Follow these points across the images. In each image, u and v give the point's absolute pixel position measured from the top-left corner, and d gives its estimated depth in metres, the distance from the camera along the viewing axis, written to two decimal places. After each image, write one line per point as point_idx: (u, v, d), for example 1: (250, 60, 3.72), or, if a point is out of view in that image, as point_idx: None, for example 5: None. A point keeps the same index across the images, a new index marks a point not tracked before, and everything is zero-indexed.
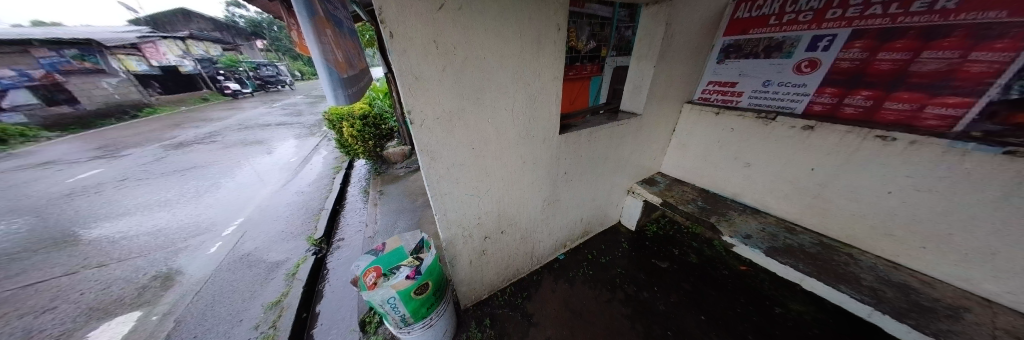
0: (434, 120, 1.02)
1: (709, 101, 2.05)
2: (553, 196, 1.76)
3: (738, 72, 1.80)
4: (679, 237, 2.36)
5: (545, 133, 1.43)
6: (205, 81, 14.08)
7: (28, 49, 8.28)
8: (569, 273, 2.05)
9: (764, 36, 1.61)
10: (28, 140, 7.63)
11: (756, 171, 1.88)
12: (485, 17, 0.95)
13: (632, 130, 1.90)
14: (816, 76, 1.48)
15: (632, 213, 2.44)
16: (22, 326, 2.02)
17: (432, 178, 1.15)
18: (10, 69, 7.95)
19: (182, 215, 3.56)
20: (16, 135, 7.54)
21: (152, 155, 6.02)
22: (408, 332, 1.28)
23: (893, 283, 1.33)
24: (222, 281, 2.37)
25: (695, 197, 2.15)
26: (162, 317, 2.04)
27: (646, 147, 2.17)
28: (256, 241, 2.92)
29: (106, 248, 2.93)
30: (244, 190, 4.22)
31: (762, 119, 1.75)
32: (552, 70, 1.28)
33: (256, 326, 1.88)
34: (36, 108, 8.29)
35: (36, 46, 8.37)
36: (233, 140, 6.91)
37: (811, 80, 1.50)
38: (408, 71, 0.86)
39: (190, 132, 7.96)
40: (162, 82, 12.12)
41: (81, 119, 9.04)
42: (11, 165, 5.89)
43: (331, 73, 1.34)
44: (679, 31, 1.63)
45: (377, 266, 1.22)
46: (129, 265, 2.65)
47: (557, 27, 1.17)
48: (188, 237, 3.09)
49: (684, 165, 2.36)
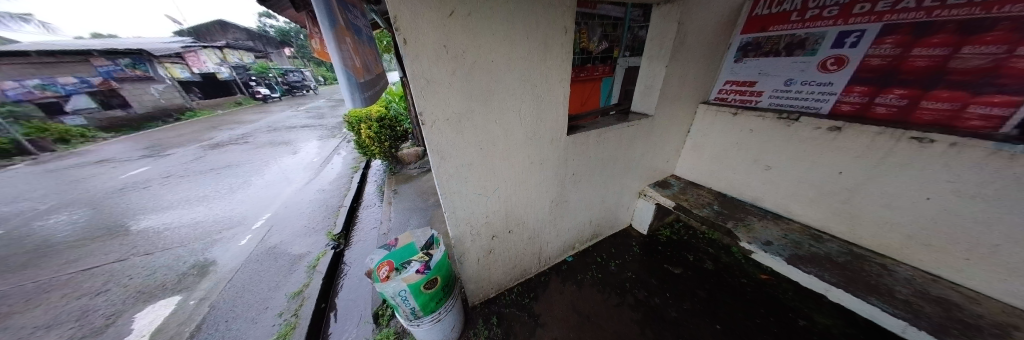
0: (444, 122, 1.07)
1: (727, 101, 1.98)
2: (562, 196, 1.76)
3: (758, 71, 1.73)
4: (694, 243, 2.28)
5: (553, 134, 1.44)
6: (239, 87, 15.25)
7: (89, 59, 9.40)
8: (578, 276, 2.03)
9: (785, 33, 1.54)
10: (87, 140, 8.60)
11: (778, 174, 1.79)
12: (493, 22, 0.98)
13: (643, 132, 1.87)
14: (844, 74, 1.39)
15: (643, 216, 2.39)
16: (83, 304, 2.29)
17: (441, 177, 1.20)
18: (72, 76, 9.12)
19: (217, 209, 3.87)
20: (77, 135, 8.55)
21: (193, 154, 6.61)
22: (418, 325, 1.33)
23: (932, 297, 1.22)
24: (250, 271, 2.55)
25: (711, 201, 2.07)
26: (199, 302, 2.24)
27: (658, 149, 2.13)
28: (282, 235, 3.12)
29: (154, 237, 3.26)
30: (272, 187, 4.52)
31: (783, 120, 1.66)
32: (559, 71, 1.29)
33: (281, 313, 2.02)
34: (95, 111, 9.55)
35: (94, 56, 9.45)
36: (263, 141, 7.44)
37: (837, 78, 1.41)
38: (420, 75, 0.92)
39: (225, 133, 8.66)
40: (201, 87, 13.54)
41: (132, 122, 10.08)
42: (73, 162, 6.66)
43: (350, 77, 1.43)
44: (692, 30, 1.59)
45: (390, 260, 1.28)
46: (171, 254, 2.92)
47: (564, 29, 1.18)
48: (222, 229, 3.36)
49: (700, 168, 2.28)
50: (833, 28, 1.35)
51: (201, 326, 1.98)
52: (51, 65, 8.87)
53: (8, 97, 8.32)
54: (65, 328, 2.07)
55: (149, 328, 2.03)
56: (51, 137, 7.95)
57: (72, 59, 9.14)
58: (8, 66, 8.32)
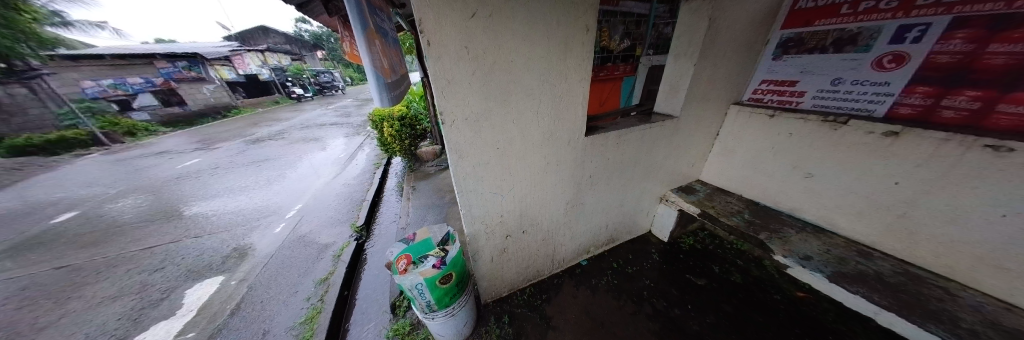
0: (463, 121, 1.09)
1: (763, 102, 1.83)
2: (577, 199, 1.73)
3: (800, 70, 1.59)
4: (720, 253, 2.13)
5: (570, 135, 1.42)
6: (277, 87, 16.60)
7: (152, 61, 10.62)
8: (592, 280, 1.98)
9: (833, 28, 1.40)
10: (149, 133, 9.84)
11: (820, 183, 1.63)
12: (513, 22, 0.98)
13: (667, 134, 1.78)
14: (903, 72, 1.23)
15: (664, 222, 2.28)
16: (146, 278, 2.61)
17: (458, 176, 1.22)
18: (139, 77, 10.32)
19: (256, 199, 4.24)
20: (142, 130, 9.78)
21: (237, 148, 7.29)
22: (432, 318, 1.37)
23: (1008, 329, 1.05)
24: (283, 257, 2.77)
25: (742, 210, 1.94)
26: (238, 283, 2.47)
27: (683, 152, 2.02)
28: (311, 225, 3.35)
29: (203, 222, 3.63)
30: (303, 180, 4.87)
31: (829, 123, 1.51)
32: (579, 71, 1.26)
33: (308, 298, 2.17)
34: (156, 108, 10.79)
35: (157, 59, 10.68)
36: (297, 137, 8.03)
37: (896, 78, 1.26)
38: (441, 76, 0.94)
39: (264, 130, 9.46)
40: (245, 87, 14.87)
41: (187, 118, 11.37)
42: (140, 153, 7.61)
43: (378, 78, 1.51)
44: (724, 27, 1.49)
45: (408, 254, 1.33)
46: (217, 237, 3.25)
47: (586, 28, 1.15)
48: (260, 217, 3.68)
49: (729, 173, 2.14)
50: (892, 21, 1.21)
51: (240, 305, 2.19)
52: (122, 67, 10.06)
53: (87, 95, 9.50)
54: (132, 297, 2.38)
55: (198, 303, 2.27)
56: (121, 130, 9.16)
57: (138, 61, 10.32)
58: (87, 67, 9.52)
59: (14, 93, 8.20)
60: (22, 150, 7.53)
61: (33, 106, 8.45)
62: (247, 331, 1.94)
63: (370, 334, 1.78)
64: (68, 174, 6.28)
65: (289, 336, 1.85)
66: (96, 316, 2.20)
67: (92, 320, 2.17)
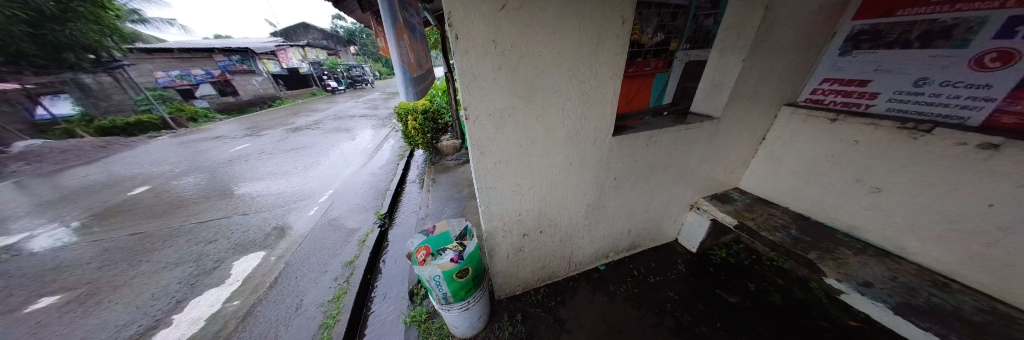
0: (486, 117, 1.07)
1: (823, 104, 1.60)
2: (599, 201, 1.65)
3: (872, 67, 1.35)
4: (758, 270, 1.94)
5: (596, 135, 1.35)
6: (315, 80, 17.91)
7: (212, 56, 12.09)
8: (611, 286, 1.90)
9: (921, 19, 1.16)
10: (208, 120, 11.13)
11: (890, 200, 1.41)
12: (543, 15, 0.94)
13: (705, 137, 1.63)
14: (1010, 73, 0.97)
15: (694, 232, 2.12)
16: (202, 248, 2.97)
17: (479, 171, 1.22)
18: (201, 69, 11.75)
19: (294, 183, 4.63)
20: (203, 116, 11.10)
21: (279, 136, 8.00)
22: (448, 310, 1.39)
23: None
24: (315, 238, 3.00)
25: (788, 225, 1.74)
26: (277, 258, 2.72)
27: (721, 157, 1.85)
28: (340, 210, 3.58)
29: (250, 201, 4.04)
30: (335, 168, 5.22)
31: (908, 131, 1.28)
32: (611, 66, 1.18)
33: (335, 278, 2.34)
34: (213, 97, 12.09)
35: (215, 52, 12.17)
36: (330, 127, 8.61)
37: (997, 79, 1.01)
38: (468, 70, 0.93)
39: (303, 119, 10.27)
40: (288, 80, 16.23)
41: (239, 107, 12.70)
42: (201, 137, 8.64)
43: (405, 72, 1.55)
44: (781, 18, 1.31)
45: (428, 245, 1.34)
46: (261, 216, 3.60)
47: (621, 19, 1.06)
48: (297, 200, 4.01)
49: (774, 182, 1.93)
50: (999, 10, 0.96)
51: (278, 279, 2.41)
52: (187, 60, 11.45)
53: (160, 84, 10.90)
54: (191, 265, 2.71)
55: (243, 274, 2.54)
56: (184, 116, 10.54)
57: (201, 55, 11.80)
58: (159, 59, 10.86)
59: (102, 81, 9.23)
60: (107, 131, 8.72)
61: (115, 92, 9.49)
62: (282, 305, 2.13)
63: (389, 318, 1.87)
64: (146, 153, 7.31)
65: (318, 312, 2.00)
66: (163, 278, 2.55)
67: (160, 281, 2.52)
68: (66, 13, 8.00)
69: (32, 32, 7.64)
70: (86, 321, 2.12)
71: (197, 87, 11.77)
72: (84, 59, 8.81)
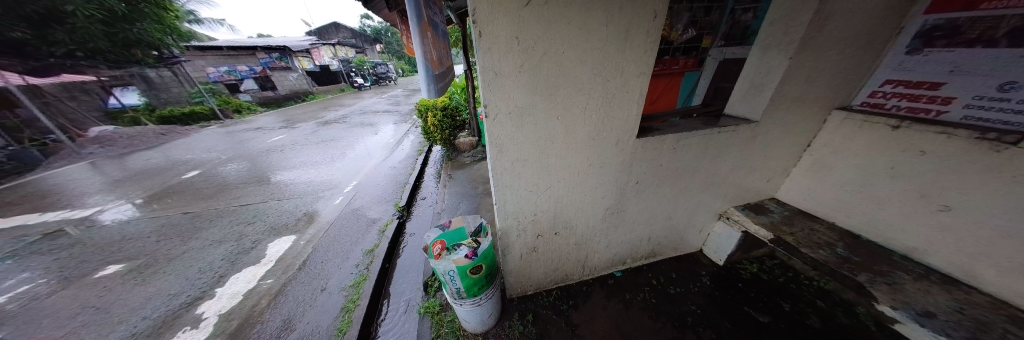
0: (506, 115, 1.06)
1: (885, 108, 1.40)
2: (619, 205, 1.59)
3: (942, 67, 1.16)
4: (795, 289, 1.76)
5: (619, 136, 1.30)
6: (344, 76, 18.97)
7: (255, 53, 13.40)
8: (627, 295, 1.82)
9: (1006, 14, 0.96)
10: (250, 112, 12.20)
11: (964, 221, 1.21)
12: (569, 10, 0.90)
13: (741, 141, 1.51)
14: None
15: (721, 242, 1.98)
16: (241, 229, 3.25)
17: (496, 170, 1.21)
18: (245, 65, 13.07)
19: (323, 173, 4.94)
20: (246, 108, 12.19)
21: (311, 128, 8.55)
22: (460, 304, 1.41)
23: None
24: (340, 226, 3.17)
25: (833, 242, 1.57)
26: (306, 243, 2.92)
27: (757, 165, 1.71)
28: (362, 200, 3.76)
29: (284, 188, 4.37)
30: (359, 160, 5.50)
31: (988, 142, 1.07)
32: (639, 64, 1.11)
33: (357, 264, 2.47)
34: (254, 91, 13.31)
35: (258, 51, 13.46)
36: (356, 122, 9.06)
37: None
38: (489, 67, 0.93)
39: (332, 113, 10.91)
40: (319, 76, 17.36)
41: (276, 100, 13.91)
42: (244, 128, 9.47)
43: (428, 70, 1.58)
44: (832, 12, 1.18)
45: (442, 240, 1.36)
46: (293, 202, 3.88)
47: (653, 14, 0.99)
48: (324, 189, 4.27)
49: (819, 194, 1.75)
50: None
51: (306, 262, 2.58)
52: (234, 57, 12.73)
53: (210, 79, 12.03)
54: (232, 244, 2.99)
55: (275, 255, 2.75)
56: (230, 108, 11.64)
57: (246, 52, 13.06)
58: (210, 56, 12.02)
59: (163, 75, 10.40)
60: (166, 121, 9.83)
61: (174, 85, 10.72)
62: (308, 286, 2.28)
63: (404, 307, 1.95)
64: (197, 141, 8.14)
65: (340, 296, 2.13)
66: (209, 254, 2.83)
67: (206, 257, 2.80)
68: (133, 13, 8.86)
69: (107, 30, 8.53)
70: (145, 289, 2.40)
71: (242, 81, 13.06)
72: (149, 55, 9.93)
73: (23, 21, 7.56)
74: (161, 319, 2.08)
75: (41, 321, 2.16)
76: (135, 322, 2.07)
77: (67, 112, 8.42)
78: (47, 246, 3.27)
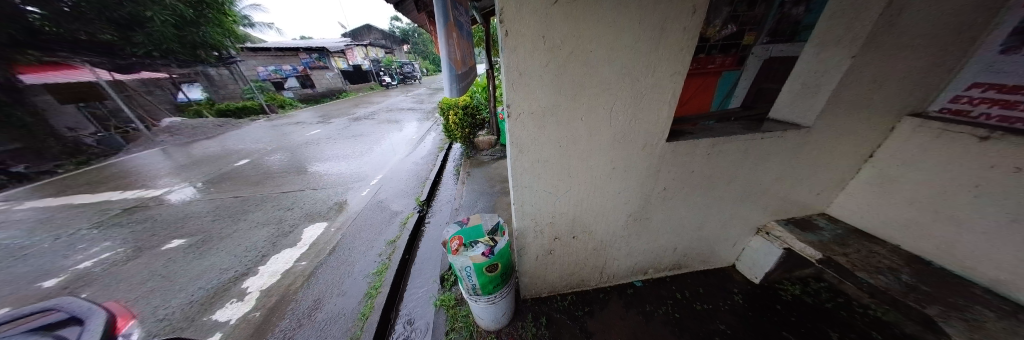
0: (529, 115, 1.06)
1: (972, 116, 1.16)
2: (642, 212, 1.52)
3: None
4: (845, 317, 1.56)
5: (646, 139, 1.23)
6: (374, 75, 20.07)
7: (297, 53, 14.62)
8: (647, 306, 1.74)
9: None
10: (291, 108, 13.34)
11: None
12: (599, 8, 0.87)
13: (787, 148, 1.36)
14: None
15: (758, 259, 1.81)
16: (282, 214, 3.58)
17: (516, 169, 1.21)
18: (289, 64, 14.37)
19: (352, 166, 5.27)
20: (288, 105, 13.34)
21: (343, 124, 9.16)
22: (476, 301, 1.42)
23: None
24: (366, 216, 3.36)
25: (896, 267, 1.36)
26: (336, 230, 3.14)
27: (806, 175, 1.53)
28: (387, 193, 3.96)
29: (318, 179, 4.73)
30: (385, 155, 5.80)
31: None
32: (674, 63, 1.04)
33: (380, 254, 2.60)
34: (295, 89, 14.55)
35: (301, 51, 14.72)
36: (384, 119, 9.55)
37: None
38: (514, 66, 0.93)
39: (363, 110, 11.58)
40: (352, 75, 18.54)
41: (314, 97, 15.09)
42: (286, 122, 10.38)
43: (451, 69, 1.61)
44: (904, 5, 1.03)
45: (460, 236, 1.37)
46: (325, 192, 4.19)
47: (693, 9, 0.92)
48: (353, 181, 4.56)
49: (881, 211, 1.53)
50: None
51: (335, 248, 2.78)
52: (280, 57, 14.09)
53: (260, 77, 13.56)
54: (273, 227, 3.29)
55: (309, 240, 2.99)
56: (275, 104, 12.82)
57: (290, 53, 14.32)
58: (261, 57, 13.46)
59: (221, 74, 11.98)
60: (223, 114, 11.16)
61: (230, 83, 12.28)
62: (336, 270, 2.45)
63: (421, 297, 2.02)
64: (247, 133, 9.06)
65: (364, 282, 2.26)
66: (253, 235, 3.14)
67: (251, 237, 3.11)
68: (199, 18, 9.75)
69: (178, 33, 9.35)
70: (200, 262, 2.73)
71: (286, 80, 14.42)
72: (210, 55, 10.71)
73: (110, 25, 8.26)
74: (214, 290, 2.35)
75: (120, 284, 2.53)
76: (193, 291, 2.35)
77: (146, 105, 10.11)
78: (127, 219, 3.84)
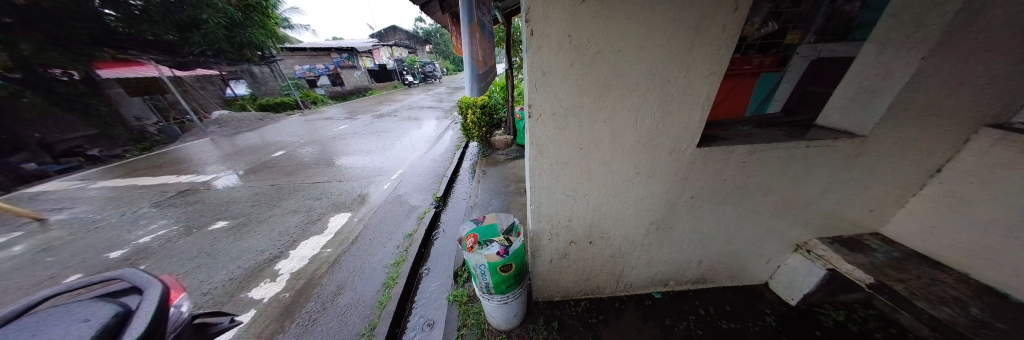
0: (549, 116, 1.04)
1: None
2: (666, 220, 1.44)
3: None
4: None
5: (674, 144, 1.17)
6: (397, 74, 20.90)
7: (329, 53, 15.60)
8: (666, 320, 1.66)
9: None
10: (322, 104, 14.24)
11: None
12: (630, 6, 0.84)
13: (834, 159, 1.24)
14: None
15: (795, 279, 1.66)
16: (311, 203, 3.84)
17: (535, 170, 1.20)
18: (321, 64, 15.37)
19: (375, 160, 5.54)
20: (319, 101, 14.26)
21: (368, 120, 9.64)
22: (489, 299, 1.43)
23: None
24: (386, 209, 3.52)
25: (969, 300, 1.18)
26: (358, 220, 3.31)
27: (857, 189, 1.38)
28: (406, 187, 4.12)
29: (344, 171, 5.03)
30: (405, 151, 6.03)
31: None
32: (709, 63, 0.98)
33: (398, 245, 2.71)
34: (326, 86, 15.52)
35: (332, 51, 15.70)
36: (405, 116, 9.93)
37: None
38: (538, 66, 0.92)
39: (386, 107, 12.11)
40: (377, 74, 19.45)
41: (343, 94, 15.93)
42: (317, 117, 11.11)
43: (473, 69, 1.64)
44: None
45: (476, 234, 1.39)
46: (350, 184, 4.43)
47: (734, 5, 0.86)
48: (375, 175, 4.79)
49: (949, 236, 1.34)
50: None
51: (357, 237, 2.93)
52: (314, 57, 15.11)
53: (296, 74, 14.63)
54: (303, 214, 3.53)
55: (335, 228, 3.18)
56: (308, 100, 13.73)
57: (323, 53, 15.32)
58: (298, 56, 14.65)
59: (264, 72, 13.01)
60: (263, 108, 12.16)
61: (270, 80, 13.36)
62: (357, 259, 2.58)
63: (435, 291, 2.07)
64: (283, 127, 9.82)
65: (382, 272, 2.37)
66: (286, 221, 3.40)
67: (284, 223, 3.36)
68: (247, 20, 10.72)
69: (229, 34, 10.33)
70: (240, 243, 3.00)
71: (318, 78, 15.46)
72: (254, 54, 11.79)
73: (174, 27, 9.23)
74: (251, 269, 2.57)
75: (174, 258, 2.85)
76: (234, 268, 2.59)
77: (201, 99, 11.36)
78: (180, 201, 4.30)
